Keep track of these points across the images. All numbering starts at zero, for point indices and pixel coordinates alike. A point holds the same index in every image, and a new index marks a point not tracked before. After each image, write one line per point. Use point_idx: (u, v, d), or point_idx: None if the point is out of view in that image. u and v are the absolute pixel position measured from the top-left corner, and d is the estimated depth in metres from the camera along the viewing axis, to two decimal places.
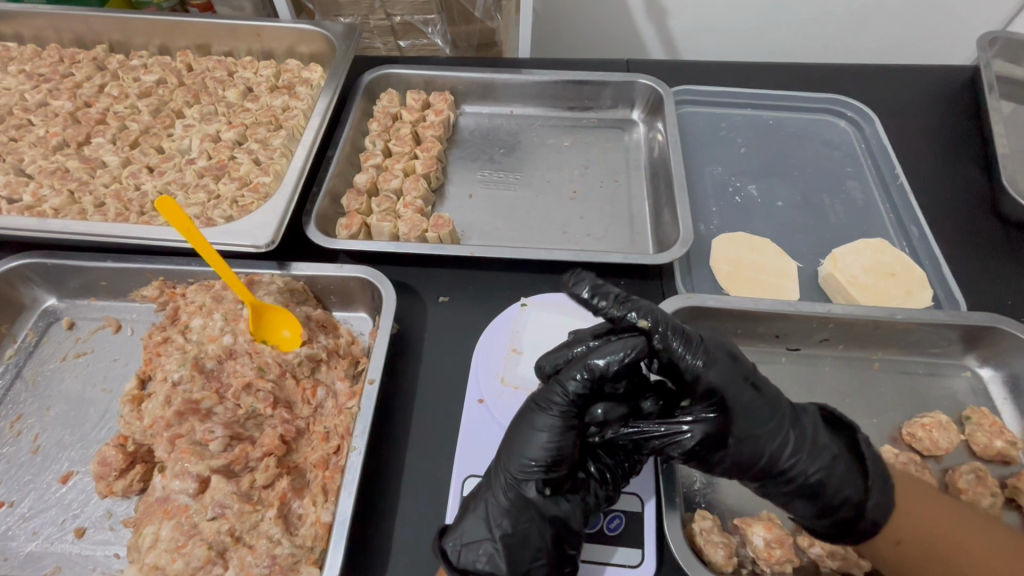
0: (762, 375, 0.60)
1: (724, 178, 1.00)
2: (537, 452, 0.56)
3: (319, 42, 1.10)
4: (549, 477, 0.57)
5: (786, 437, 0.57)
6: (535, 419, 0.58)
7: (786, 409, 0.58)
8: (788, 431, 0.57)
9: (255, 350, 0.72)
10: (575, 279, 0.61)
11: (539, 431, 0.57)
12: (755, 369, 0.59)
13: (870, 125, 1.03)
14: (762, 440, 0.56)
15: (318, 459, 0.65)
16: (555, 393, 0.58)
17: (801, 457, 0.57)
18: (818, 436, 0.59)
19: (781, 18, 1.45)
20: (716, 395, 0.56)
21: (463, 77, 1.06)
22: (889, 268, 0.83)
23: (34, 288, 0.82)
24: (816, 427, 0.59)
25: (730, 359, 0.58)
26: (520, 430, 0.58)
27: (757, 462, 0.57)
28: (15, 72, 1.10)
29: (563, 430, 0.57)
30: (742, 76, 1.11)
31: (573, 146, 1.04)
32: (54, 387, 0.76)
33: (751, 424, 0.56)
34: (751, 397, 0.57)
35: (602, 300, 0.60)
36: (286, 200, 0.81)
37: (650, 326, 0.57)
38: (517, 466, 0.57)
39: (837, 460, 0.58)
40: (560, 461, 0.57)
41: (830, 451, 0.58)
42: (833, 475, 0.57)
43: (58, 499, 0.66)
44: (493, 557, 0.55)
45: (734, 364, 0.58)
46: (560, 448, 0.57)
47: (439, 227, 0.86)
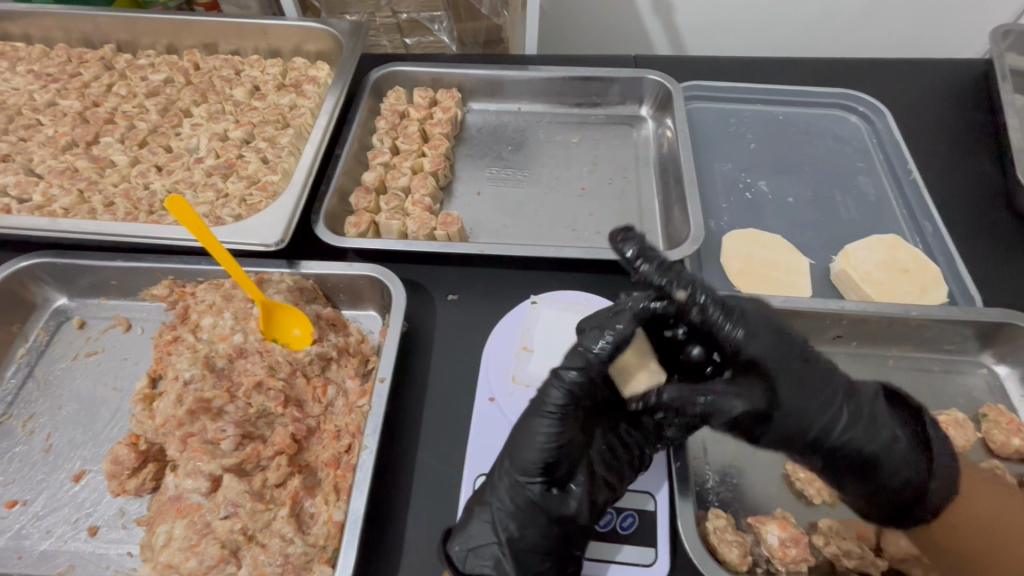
0: (816, 352, 0.62)
1: (734, 174, 0.99)
2: (538, 452, 0.56)
3: (325, 41, 1.10)
4: (553, 474, 0.57)
5: (843, 413, 0.60)
6: (535, 416, 0.58)
7: (839, 384, 0.61)
8: (844, 408, 0.60)
9: (265, 348, 0.72)
10: (623, 238, 0.60)
11: (539, 429, 0.57)
12: (806, 343, 0.62)
13: (882, 120, 1.02)
14: (819, 413, 0.59)
15: (330, 458, 0.65)
16: (556, 388, 0.58)
17: (859, 435, 0.60)
18: (875, 412, 0.62)
19: (789, 12, 1.43)
20: (766, 366, 0.58)
21: (470, 74, 1.06)
22: (903, 265, 0.82)
23: (44, 287, 0.82)
24: (873, 406, 0.63)
25: (787, 338, 0.60)
26: (520, 430, 0.58)
27: (817, 437, 0.60)
28: (24, 72, 1.10)
29: (562, 426, 0.57)
30: (751, 72, 1.10)
31: (581, 143, 1.03)
32: (65, 387, 0.76)
33: (806, 398, 0.59)
34: (804, 370, 0.59)
35: (644, 265, 0.58)
36: (294, 199, 0.80)
37: (688, 297, 0.57)
38: (521, 467, 0.57)
39: (897, 441, 0.62)
40: (559, 459, 0.57)
41: (887, 430, 0.62)
42: (891, 451, 0.61)
43: (70, 498, 0.67)
44: (500, 561, 0.55)
45: (783, 341, 0.60)
46: (560, 447, 0.56)
47: (448, 225, 0.86)
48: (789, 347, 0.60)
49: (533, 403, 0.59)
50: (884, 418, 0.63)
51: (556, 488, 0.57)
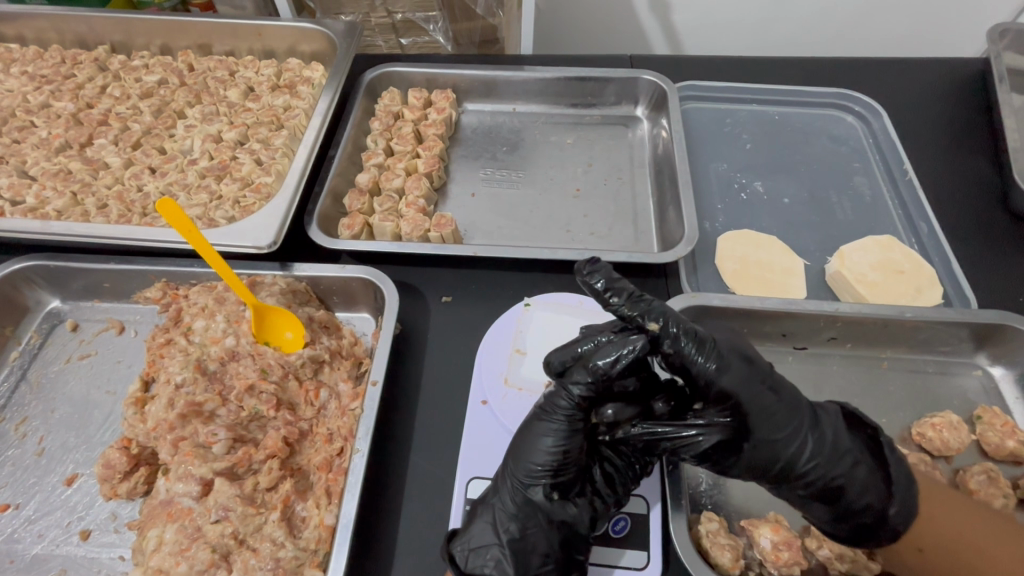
0: (780, 377, 0.59)
1: (729, 175, 0.98)
2: (542, 457, 0.56)
3: (320, 41, 1.10)
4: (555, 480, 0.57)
5: (806, 442, 0.57)
6: (540, 421, 0.57)
7: (805, 413, 0.58)
8: (807, 437, 0.57)
9: (257, 351, 0.71)
10: (590, 270, 0.57)
11: (544, 435, 0.57)
12: (772, 372, 0.59)
13: (878, 120, 1.02)
14: (781, 444, 0.56)
15: (321, 462, 0.65)
16: (560, 397, 0.57)
17: (820, 462, 0.56)
18: (840, 438, 0.58)
19: (787, 9, 1.43)
20: (732, 400, 0.56)
21: (465, 74, 1.06)
22: (898, 266, 0.82)
23: (38, 290, 0.82)
24: (836, 432, 0.59)
25: (749, 361, 0.58)
26: (525, 434, 0.58)
27: (776, 464, 0.57)
28: (18, 74, 1.10)
29: (567, 433, 0.57)
30: (747, 72, 1.10)
31: (575, 144, 1.03)
32: (57, 390, 0.76)
33: (770, 428, 0.56)
34: (771, 402, 0.56)
35: (614, 298, 0.56)
36: (287, 201, 0.80)
37: (661, 327, 0.55)
38: (525, 470, 0.57)
39: (859, 466, 0.58)
40: (564, 464, 0.57)
41: (851, 455, 0.58)
42: (855, 480, 0.57)
43: (62, 501, 0.66)
44: (500, 563, 0.54)
45: (752, 369, 0.57)
46: (564, 453, 0.57)
47: (442, 226, 0.86)
48: (752, 374, 0.57)
49: (534, 411, 0.59)
50: (849, 443, 0.59)
51: (557, 494, 0.57)
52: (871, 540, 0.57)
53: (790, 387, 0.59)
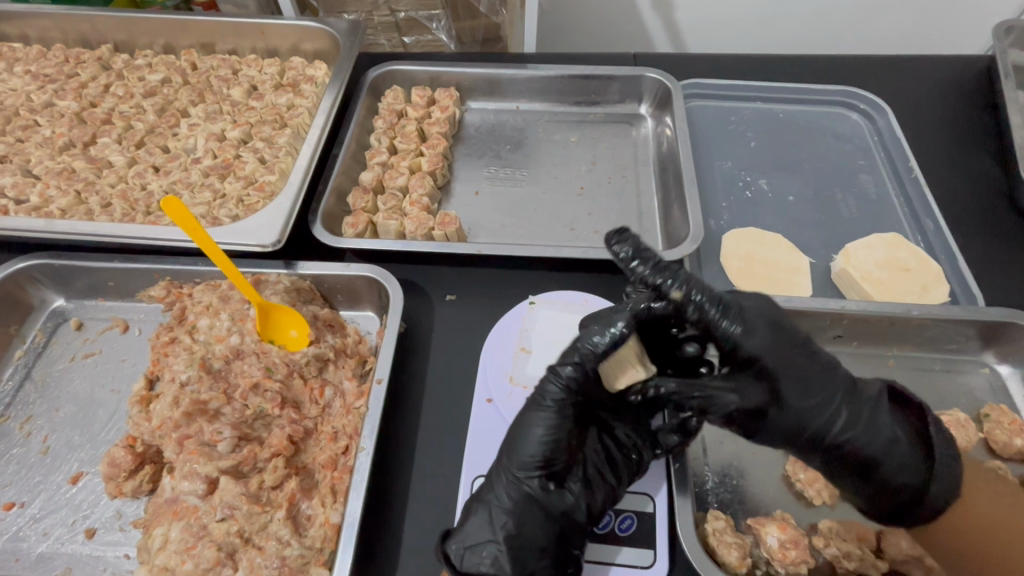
0: (817, 346, 0.61)
1: (734, 173, 0.98)
2: (535, 447, 0.57)
3: (323, 40, 1.10)
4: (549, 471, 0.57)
5: (838, 413, 0.59)
6: (533, 411, 0.58)
7: (840, 385, 0.60)
8: (841, 408, 0.59)
9: (262, 350, 0.71)
10: (618, 239, 0.57)
11: (536, 425, 0.57)
12: (809, 339, 0.60)
13: (883, 118, 1.01)
14: (809, 408, 0.58)
15: (327, 460, 0.64)
16: (550, 384, 0.58)
17: (855, 433, 0.59)
18: (877, 413, 0.60)
19: (790, 7, 1.42)
20: (762, 364, 0.57)
21: (468, 73, 1.05)
22: (904, 263, 0.82)
23: (42, 289, 0.82)
24: (875, 407, 0.60)
25: (783, 330, 0.59)
26: (518, 426, 0.58)
27: (802, 428, 0.59)
28: (21, 73, 1.10)
29: (558, 420, 0.57)
30: (751, 69, 1.09)
31: (580, 142, 1.03)
32: (62, 388, 0.76)
33: (800, 395, 0.58)
34: (801, 364, 0.58)
35: (640, 265, 0.56)
36: (292, 199, 0.80)
37: (684, 295, 0.55)
38: (519, 463, 0.57)
39: (897, 442, 0.59)
40: (557, 454, 0.57)
41: (891, 432, 0.59)
42: (884, 447, 0.59)
43: (67, 500, 0.66)
44: (497, 559, 0.53)
45: (782, 333, 0.59)
46: (556, 442, 0.57)
47: (446, 225, 0.86)
48: (779, 341, 0.58)
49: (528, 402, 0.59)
50: (887, 421, 0.60)
51: (552, 486, 0.57)
52: (896, 508, 0.59)
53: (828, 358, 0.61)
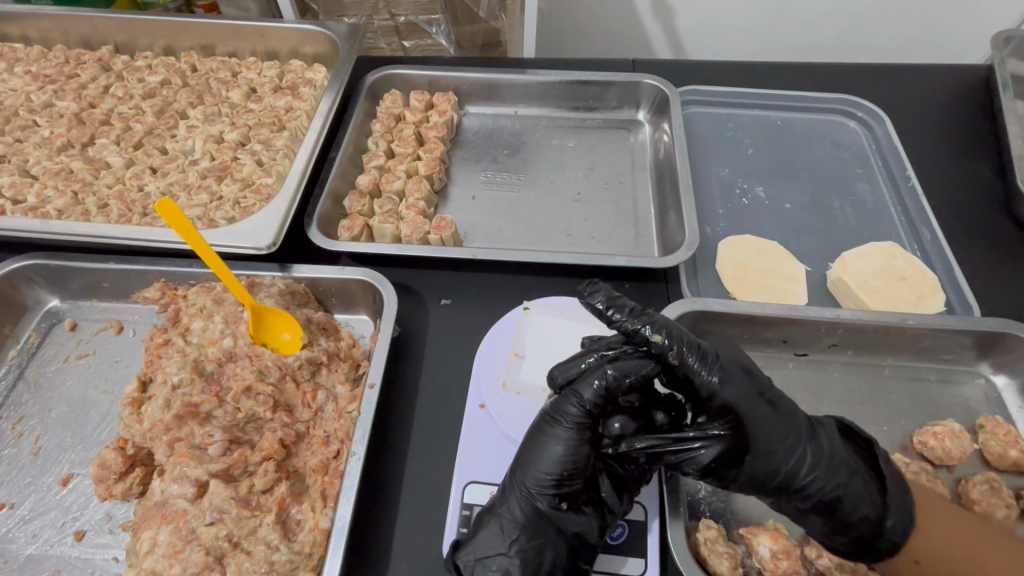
0: (777, 390, 0.60)
1: (731, 180, 0.98)
2: (551, 465, 0.56)
3: (323, 43, 1.10)
4: (561, 491, 0.57)
5: (803, 452, 0.57)
6: (549, 430, 0.58)
7: (802, 425, 0.58)
8: (805, 447, 0.57)
9: (255, 353, 0.71)
10: (590, 291, 0.58)
11: (553, 443, 0.57)
12: (770, 385, 0.59)
13: (881, 126, 1.01)
14: (777, 454, 0.56)
15: (318, 464, 0.64)
16: (570, 403, 0.58)
17: (819, 474, 0.56)
18: (836, 450, 0.58)
19: (789, 14, 1.43)
20: (732, 410, 0.56)
21: (467, 77, 1.06)
22: (900, 272, 0.81)
23: (37, 289, 0.82)
24: (833, 441, 0.59)
25: (749, 374, 0.58)
26: (534, 442, 0.58)
27: (771, 475, 0.56)
28: (21, 73, 1.10)
29: (576, 442, 0.57)
30: (749, 77, 1.09)
31: (577, 147, 1.03)
32: (55, 389, 0.76)
33: (768, 439, 0.56)
34: (768, 414, 0.57)
35: (616, 314, 0.56)
36: (288, 201, 0.80)
37: (664, 342, 0.55)
38: (532, 479, 0.57)
39: (855, 477, 0.57)
40: (573, 473, 0.57)
41: (850, 466, 0.58)
42: (843, 490, 0.57)
43: (57, 502, 0.66)
44: (507, 572, 0.54)
45: (751, 381, 0.58)
46: (573, 462, 0.57)
47: (442, 229, 0.86)
48: (746, 385, 0.57)
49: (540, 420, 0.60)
50: (845, 455, 0.59)
51: (562, 504, 0.57)
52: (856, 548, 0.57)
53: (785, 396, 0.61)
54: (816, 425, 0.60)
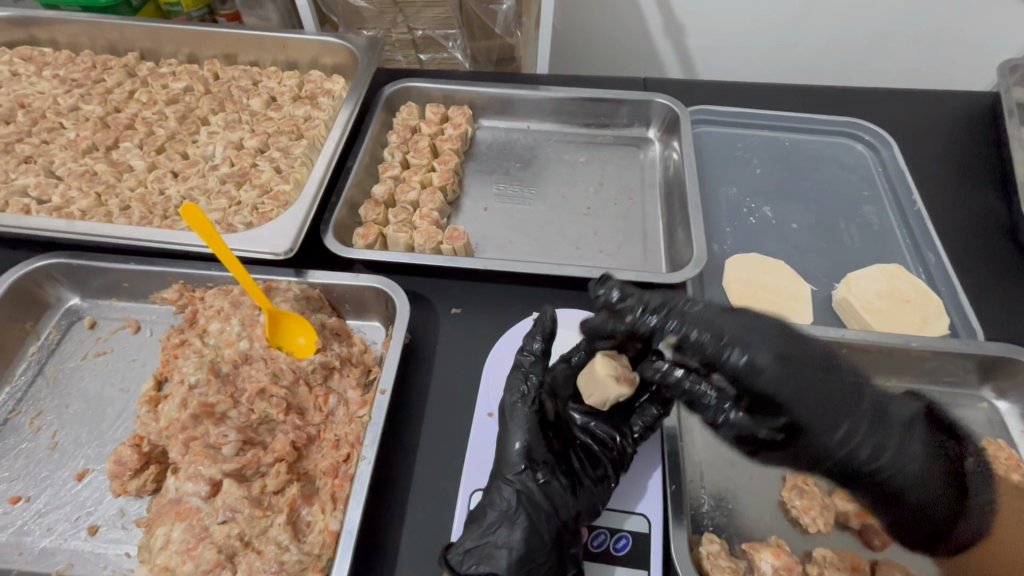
0: (831, 370, 0.62)
1: (738, 199, 1.00)
2: (513, 455, 0.61)
3: (342, 55, 1.13)
4: (535, 468, 0.60)
5: (858, 431, 0.61)
6: (511, 425, 0.63)
7: (856, 409, 0.61)
8: (861, 426, 0.61)
9: (270, 355, 0.72)
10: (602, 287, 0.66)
11: (512, 436, 0.62)
12: (826, 363, 0.62)
13: (887, 149, 1.03)
14: (856, 425, 0.60)
15: (328, 467, 0.66)
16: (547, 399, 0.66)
17: (874, 453, 0.62)
18: (895, 436, 0.62)
19: (798, 35, 1.45)
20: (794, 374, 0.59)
21: (482, 92, 1.08)
22: (905, 295, 0.82)
23: (58, 287, 0.84)
24: (892, 428, 0.63)
25: (808, 348, 0.61)
26: (501, 435, 0.63)
27: (857, 440, 0.60)
28: (49, 76, 1.13)
29: (532, 431, 0.62)
30: (758, 98, 1.12)
31: (588, 163, 1.05)
32: (73, 385, 0.77)
33: (818, 419, 0.60)
34: (819, 393, 0.59)
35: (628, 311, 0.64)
36: (306, 208, 0.83)
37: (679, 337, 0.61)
38: (502, 469, 0.61)
39: (911, 465, 0.63)
40: (535, 457, 0.61)
41: (906, 454, 0.63)
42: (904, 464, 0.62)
43: (72, 496, 0.68)
44: (494, 560, 0.55)
45: (799, 362, 0.60)
46: (532, 448, 0.61)
47: (454, 239, 0.88)
48: (805, 356, 0.60)
49: (504, 413, 0.64)
50: (905, 444, 0.63)
51: (539, 479, 0.60)
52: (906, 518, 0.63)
53: (847, 368, 0.64)
54: (877, 409, 0.62)
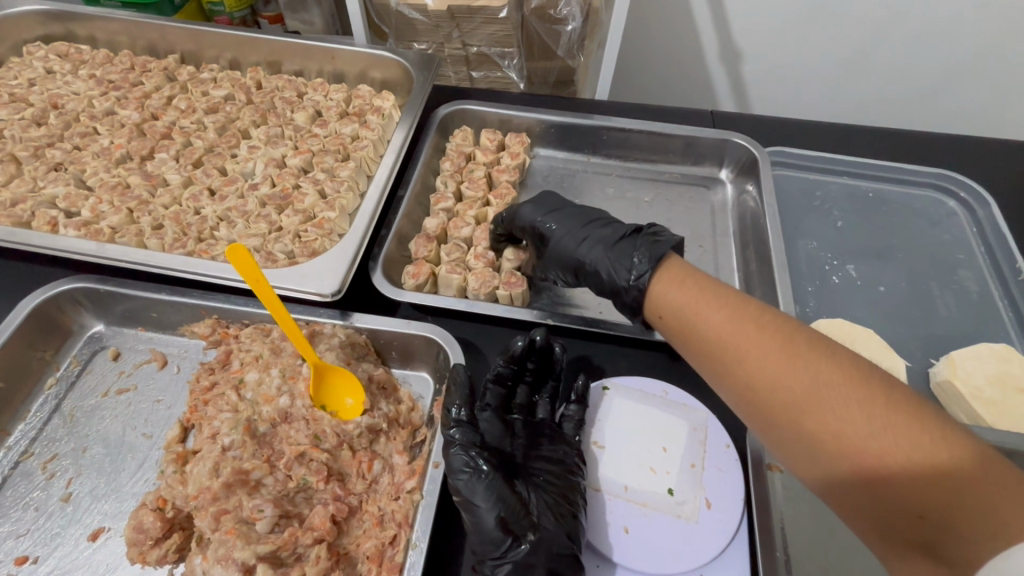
0: (566, 210, 0.79)
1: (819, 254, 0.91)
2: (490, 526, 0.55)
3: (394, 70, 1.07)
4: (518, 533, 0.55)
5: (580, 254, 0.74)
6: (466, 498, 0.56)
7: (575, 237, 0.75)
8: (583, 251, 0.74)
9: (313, 416, 0.65)
10: (449, 392, 0.64)
11: (482, 508, 0.55)
12: (558, 206, 0.81)
13: (984, 208, 0.93)
14: (565, 242, 0.75)
15: (372, 551, 0.58)
16: (459, 460, 0.58)
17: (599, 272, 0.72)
18: (615, 260, 0.71)
19: (870, 69, 1.36)
20: (532, 224, 0.80)
21: (542, 119, 1.01)
22: (1018, 381, 0.73)
23: (82, 313, 0.78)
24: (618, 252, 0.71)
25: (548, 198, 0.82)
26: (467, 511, 0.56)
27: (576, 272, 0.75)
28: (85, 76, 1.07)
29: (496, 495, 0.56)
30: (841, 141, 1.02)
31: (653, 203, 0.98)
32: (92, 426, 0.70)
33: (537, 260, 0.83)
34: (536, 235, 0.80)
35: (458, 411, 0.62)
36: (356, 244, 0.75)
37: (470, 431, 0.61)
38: (485, 550, 0.56)
39: (631, 275, 0.68)
40: (512, 513, 0.56)
41: (624, 265, 0.69)
42: (615, 268, 0.70)
43: (84, 560, 0.61)
44: None
45: (538, 203, 0.81)
46: (506, 506, 0.56)
47: (512, 285, 0.80)
48: (548, 213, 0.80)
49: (462, 497, 0.56)
50: (621, 263, 0.70)
51: (528, 540, 0.55)
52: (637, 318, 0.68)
53: (609, 225, 0.76)
54: (611, 242, 0.73)
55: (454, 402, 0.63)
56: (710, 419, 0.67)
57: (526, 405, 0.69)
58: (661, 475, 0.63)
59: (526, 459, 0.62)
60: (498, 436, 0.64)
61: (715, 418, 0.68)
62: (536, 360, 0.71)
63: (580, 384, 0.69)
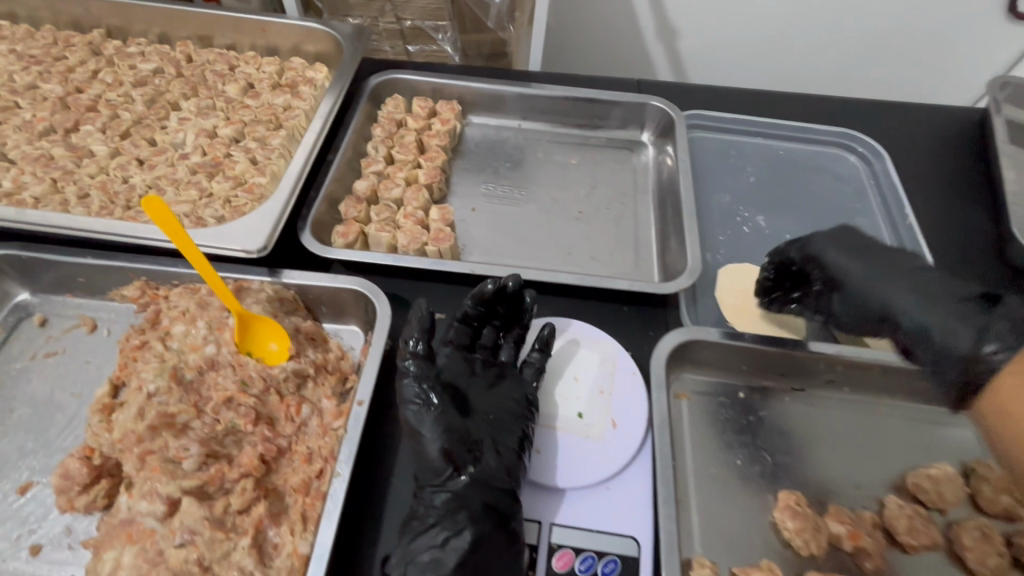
0: (843, 251, 0.76)
1: (731, 207, 0.98)
2: (433, 453, 0.59)
3: (325, 42, 1.08)
4: (460, 465, 0.59)
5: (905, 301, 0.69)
6: (416, 425, 0.61)
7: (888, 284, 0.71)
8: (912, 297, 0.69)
9: (238, 362, 0.68)
10: (410, 328, 0.66)
11: (428, 436, 0.60)
12: (851, 243, 0.77)
13: (880, 161, 1.03)
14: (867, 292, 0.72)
15: (299, 483, 0.61)
16: (412, 389, 0.63)
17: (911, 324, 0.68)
18: (958, 322, 0.64)
19: (791, 42, 1.44)
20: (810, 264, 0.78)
21: (473, 87, 1.04)
22: None
23: (6, 281, 0.78)
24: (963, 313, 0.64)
25: (849, 233, 0.78)
26: (416, 437, 0.61)
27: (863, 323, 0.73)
28: (5, 51, 1.05)
29: (442, 425, 0.60)
30: (754, 105, 1.10)
31: (580, 164, 1.02)
32: (19, 389, 0.71)
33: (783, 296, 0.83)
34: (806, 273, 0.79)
35: (416, 344, 0.65)
36: (282, 203, 0.78)
37: (427, 365, 0.64)
38: (424, 473, 0.60)
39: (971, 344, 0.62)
40: (456, 445, 0.59)
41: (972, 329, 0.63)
42: (965, 338, 0.62)
43: (13, 511, 0.62)
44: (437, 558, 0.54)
45: (846, 240, 0.77)
46: (450, 437, 0.60)
47: (440, 241, 0.84)
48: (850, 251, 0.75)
49: (411, 425, 0.61)
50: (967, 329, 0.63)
51: (468, 473, 0.59)
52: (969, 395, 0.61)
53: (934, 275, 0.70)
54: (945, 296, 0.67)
55: (411, 337, 0.65)
56: (618, 350, 0.73)
57: (490, 346, 0.73)
58: (570, 401, 0.70)
59: (483, 398, 0.66)
60: (455, 372, 0.68)
61: (622, 348, 0.74)
62: (507, 305, 0.74)
63: (546, 334, 0.71)
